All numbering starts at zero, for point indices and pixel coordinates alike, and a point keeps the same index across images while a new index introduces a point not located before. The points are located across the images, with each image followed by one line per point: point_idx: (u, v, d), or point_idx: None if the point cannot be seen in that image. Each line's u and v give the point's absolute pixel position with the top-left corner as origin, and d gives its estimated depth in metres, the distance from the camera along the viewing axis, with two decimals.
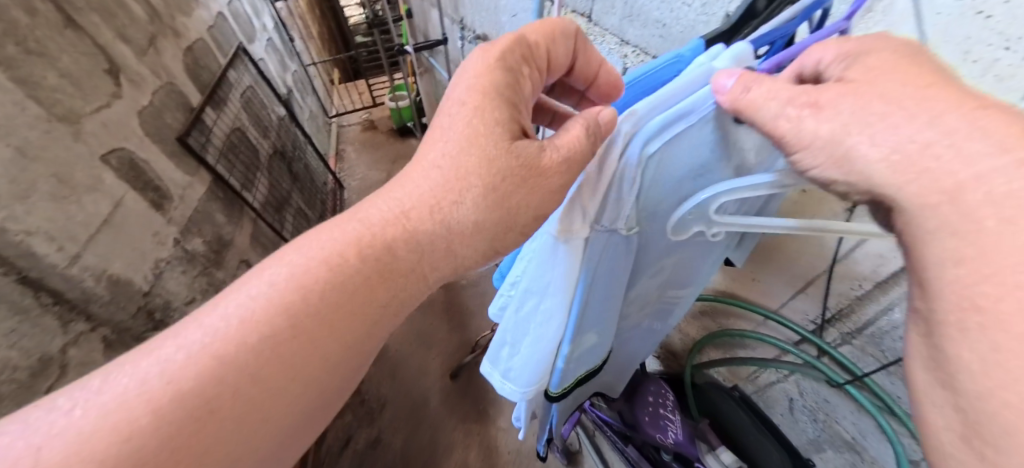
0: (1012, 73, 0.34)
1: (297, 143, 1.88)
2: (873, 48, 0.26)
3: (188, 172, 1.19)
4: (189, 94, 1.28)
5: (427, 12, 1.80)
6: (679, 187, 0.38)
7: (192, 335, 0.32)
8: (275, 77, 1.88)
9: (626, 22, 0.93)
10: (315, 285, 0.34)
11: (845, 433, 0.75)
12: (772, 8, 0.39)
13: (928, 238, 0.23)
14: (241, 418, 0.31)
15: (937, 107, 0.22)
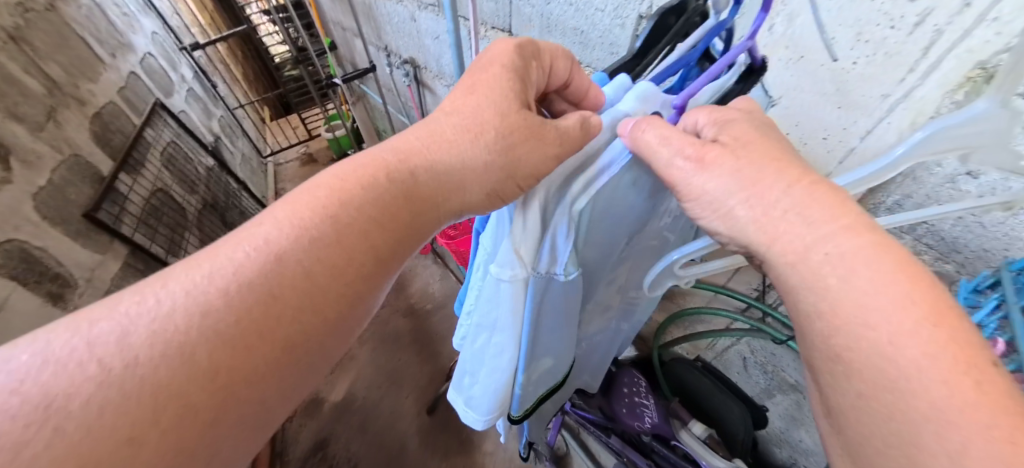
0: (895, 48, 0.43)
1: (230, 191, 1.76)
2: (736, 117, 0.32)
3: (99, 249, 1.11)
4: (99, 164, 1.20)
5: (353, 40, 1.87)
6: (611, 221, 0.43)
7: (203, 272, 0.30)
8: (199, 127, 1.78)
9: (544, 32, 0.96)
10: (307, 221, 0.33)
11: (790, 379, 0.78)
12: (679, 26, 0.43)
13: (789, 266, 0.28)
14: (239, 364, 0.28)
15: (776, 177, 0.29)
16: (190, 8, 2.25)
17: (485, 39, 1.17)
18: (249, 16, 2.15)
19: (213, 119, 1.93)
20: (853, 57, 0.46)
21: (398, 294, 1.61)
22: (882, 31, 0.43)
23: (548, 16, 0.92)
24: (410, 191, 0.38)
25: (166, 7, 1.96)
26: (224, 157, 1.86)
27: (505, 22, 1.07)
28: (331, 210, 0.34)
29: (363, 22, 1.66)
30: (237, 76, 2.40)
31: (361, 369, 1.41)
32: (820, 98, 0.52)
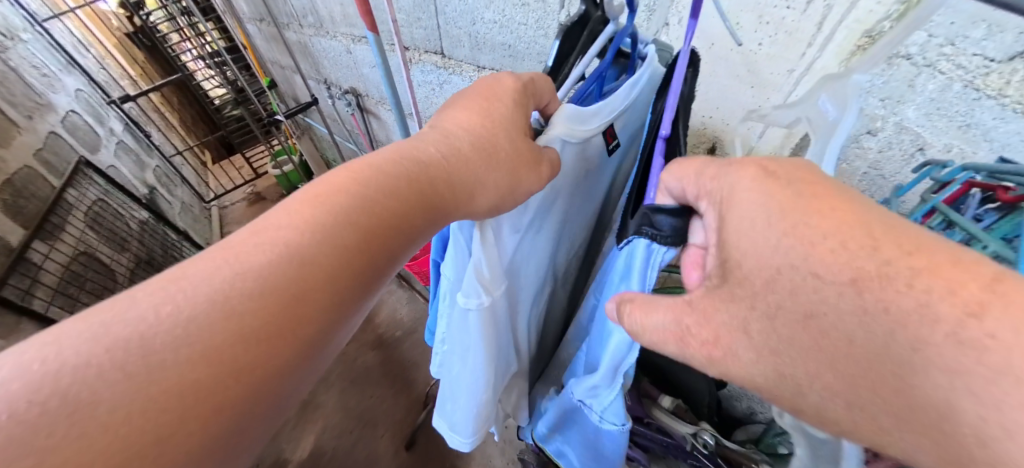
0: (796, 26, 0.47)
1: (169, 244, 1.61)
2: (749, 189, 0.23)
3: (8, 331, 0.97)
4: (7, 234, 1.07)
5: (291, 75, 1.84)
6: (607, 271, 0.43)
7: (214, 253, 0.26)
8: (130, 181, 1.69)
9: (475, 52, 0.86)
10: (320, 213, 0.29)
11: None
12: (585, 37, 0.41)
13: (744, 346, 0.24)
14: (250, 359, 0.24)
15: (809, 260, 0.20)
16: (117, 60, 2.15)
17: (419, 63, 1.06)
18: (182, 63, 2.07)
19: (147, 170, 1.84)
20: (758, 39, 0.52)
21: (364, 327, 1.54)
22: (779, 12, 0.48)
23: (476, 35, 0.83)
24: (416, 186, 0.33)
25: (89, 62, 1.86)
26: (162, 207, 1.76)
27: (435, 45, 0.96)
28: (335, 204, 0.30)
29: (300, 58, 1.64)
30: (175, 124, 2.29)
31: (332, 413, 1.33)
32: (735, 80, 0.57)
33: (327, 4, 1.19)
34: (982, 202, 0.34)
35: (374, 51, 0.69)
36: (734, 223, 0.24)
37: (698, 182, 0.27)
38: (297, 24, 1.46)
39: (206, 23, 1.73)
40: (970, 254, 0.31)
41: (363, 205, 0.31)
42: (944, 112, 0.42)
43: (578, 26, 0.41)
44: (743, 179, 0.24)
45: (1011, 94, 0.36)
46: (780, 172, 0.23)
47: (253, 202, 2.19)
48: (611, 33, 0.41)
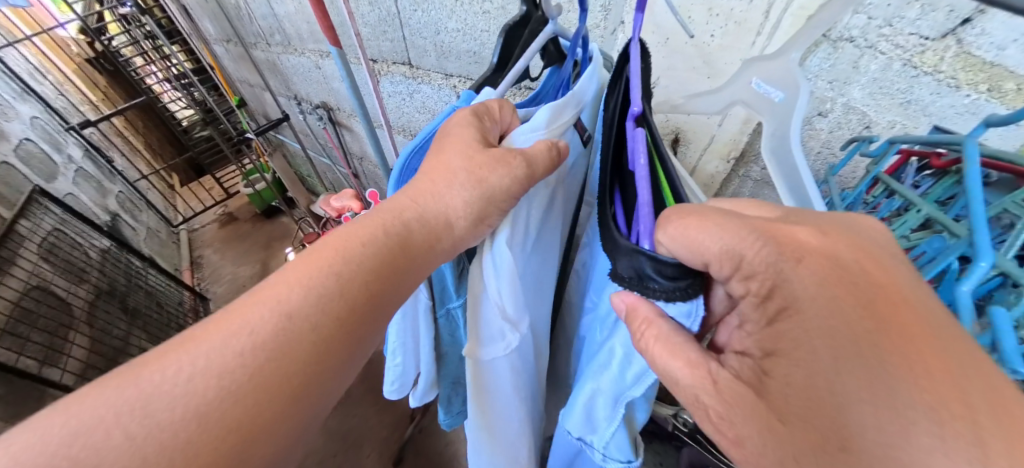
0: (745, 17, 0.47)
1: (134, 272, 1.46)
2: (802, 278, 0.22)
3: None
4: None
5: (261, 93, 1.82)
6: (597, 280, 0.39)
7: (223, 327, 0.29)
8: (90, 209, 1.62)
9: (442, 60, 0.86)
10: (343, 259, 0.33)
11: None
12: (528, 36, 0.39)
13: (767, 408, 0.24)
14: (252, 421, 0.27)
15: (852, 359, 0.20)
16: (76, 85, 2.07)
17: (388, 74, 1.04)
18: (147, 86, 2.01)
19: (109, 196, 1.76)
20: (710, 31, 0.50)
21: None
22: (729, 4, 0.47)
23: (441, 45, 0.83)
24: (403, 236, 0.35)
25: (45, 88, 1.79)
26: (125, 234, 1.69)
27: (402, 56, 0.96)
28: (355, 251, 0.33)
29: (269, 76, 1.62)
30: (139, 148, 2.21)
31: (313, 437, 1.28)
32: (692, 71, 0.55)
33: (292, 21, 1.18)
34: (919, 169, 0.36)
35: (337, 65, 0.65)
36: (797, 328, 0.22)
37: (727, 254, 0.24)
38: (264, 42, 1.45)
39: (170, 46, 1.69)
40: (907, 218, 0.33)
41: (375, 250, 0.34)
42: (886, 91, 0.44)
43: (517, 27, 0.40)
44: (807, 281, 0.22)
45: (946, 70, 0.39)
46: (847, 262, 0.22)
47: (227, 223, 2.16)
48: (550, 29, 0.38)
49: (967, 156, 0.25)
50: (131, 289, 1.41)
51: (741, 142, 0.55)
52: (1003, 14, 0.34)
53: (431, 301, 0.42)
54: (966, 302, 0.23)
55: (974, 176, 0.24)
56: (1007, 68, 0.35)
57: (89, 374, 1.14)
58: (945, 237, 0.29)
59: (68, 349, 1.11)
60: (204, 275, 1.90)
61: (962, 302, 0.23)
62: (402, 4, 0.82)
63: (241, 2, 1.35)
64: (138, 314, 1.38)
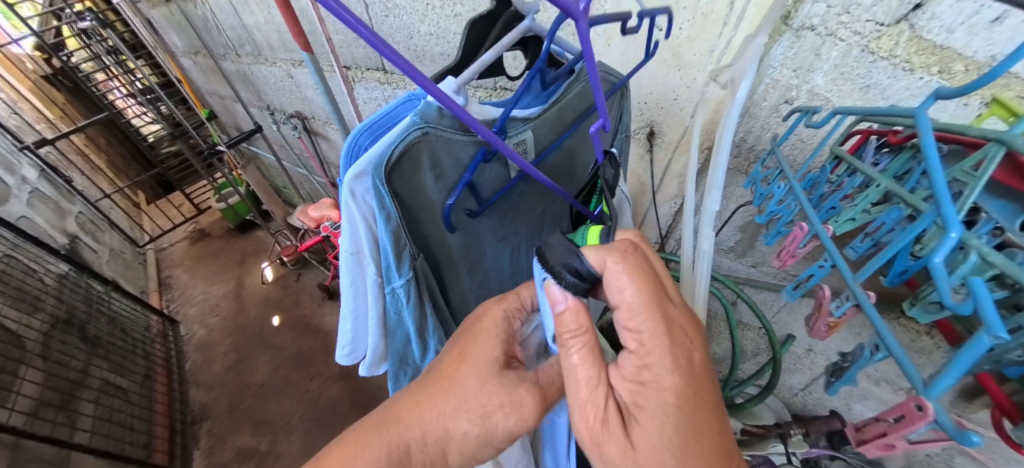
0: (710, 9, 0.47)
1: (95, 297, 1.36)
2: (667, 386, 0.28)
3: None
4: None
5: (233, 105, 1.77)
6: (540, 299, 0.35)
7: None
8: (47, 232, 1.51)
9: (415, 64, 0.85)
10: (428, 419, 0.34)
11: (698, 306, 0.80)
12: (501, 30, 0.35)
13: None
14: None
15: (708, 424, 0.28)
16: (32, 103, 1.95)
17: (362, 80, 1.03)
18: (109, 102, 1.92)
19: (67, 218, 1.64)
20: (678, 24, 0.50)
21: (329, 358, 1.45)
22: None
23: (413, 48, 0.82)
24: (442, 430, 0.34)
25: None
26: (85, 257, 1.59)
27: (375, 62, 0.94)
28: (441, 413, 0.34)
29: (240, 88, 1.58)
30: (102, 167, 2.10)
31: (294, 461, 1.21)
32: (661, 65, 0.55)
33: (262, 31, 1.16)
34: (879, 148, 0.37)
35: (309, 71, 0.63)
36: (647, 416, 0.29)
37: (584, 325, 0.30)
38: (233, 53, 1.41)
39: (133, 60, 1.62)
40: (868, 192, 0.32)
41: (452, 399, 0.34)
42: (847, 77, 0.47)
43: (485, 20, 0.35)
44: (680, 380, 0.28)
45: (900, 54, 0.42)
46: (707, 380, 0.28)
47: (198, 241, 2.08)
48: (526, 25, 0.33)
49: (920, 128, 0.25)
50: (91, 317, 1.30)
51: (714, 132, 0.56)
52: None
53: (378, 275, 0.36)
54: (942, 278, 0.21)
55: (929, 147, 0.23)
56: (956, 50, 0.39)
57: (41, 412, 1.00)
58: (902, 208, 0.29)
59: (18, 386, 0.97)
60: (173, 296, 1.80)
61: (936, 274, 0.21)
62: (373, 9, 0.81)
63: (208, 14, 1.31)
64: (98, 344, 1.26)
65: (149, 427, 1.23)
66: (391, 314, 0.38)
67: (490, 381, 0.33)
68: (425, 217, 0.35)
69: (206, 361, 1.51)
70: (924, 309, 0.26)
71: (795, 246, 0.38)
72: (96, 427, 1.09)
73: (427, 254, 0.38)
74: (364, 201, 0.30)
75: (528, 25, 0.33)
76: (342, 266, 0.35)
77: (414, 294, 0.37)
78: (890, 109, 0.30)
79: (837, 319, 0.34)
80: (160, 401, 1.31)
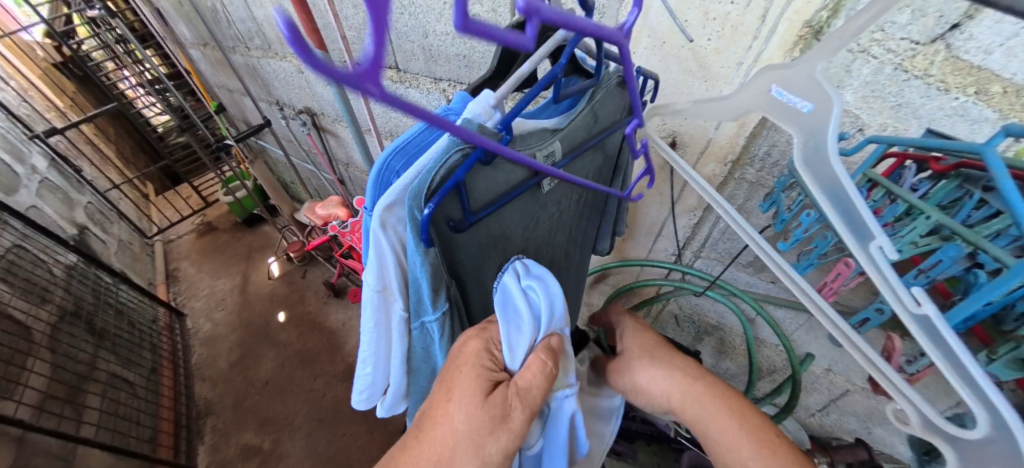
0: (739, 21, 0.45)
1: (102, 289, 1.37)
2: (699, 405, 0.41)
3: None
4: None
5: (241, 98, 1.76)
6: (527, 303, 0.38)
7: None
8: (56, 222, 1.51)
9: (430, 64, 0.84)
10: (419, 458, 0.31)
11: (712, 320, 0.78)
12: None
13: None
14: None
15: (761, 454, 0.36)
16: (42, 91, 1.95)
17: None
18: (119, 91, 1.92)
19: (77, 208, 1.65)
20: (706, 35, 0.48)
21: (335, 356, 1.46)
22: (724, 7, 0.45)
23: (428, 48, 0.81)
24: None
25: (6, 94, 1.68)
26: (94, 248, 1.60)
27: (388, 60, 0.93)
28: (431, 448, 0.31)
29: (249, 81, 1.57)
30: (111, 157, 2.10)
31: (298, 460, 1.21)
32: (686, 75, 0.53)
33: (273, 25, 1.15)
34: (916, 171, 0.36)
35: (323, 70, 0.62)
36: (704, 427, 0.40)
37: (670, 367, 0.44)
38: (243, 46, 1.40)
39: (142, 50, 1.61)
40: (915, 225, 0.31)
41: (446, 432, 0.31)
42: (878, 95, 0.45)
43: (518, 37, 0.34)
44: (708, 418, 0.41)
45: (935, 73, 0.41)
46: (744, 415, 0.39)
47: (205, 234, 2.09)
48: (563, 34, 0.32)
49: (993, 168, 0.25)
50: (99, 308, 1.30)
51: (738, 146, 0.55)
52: (989, 20, 0.36)
53: (405, 312, 0.36)
54: None
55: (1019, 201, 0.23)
56: (994, 71, 0.38)
57: (47, 405, 1.00)
58: (959, 245, 0.29)
59: (25, 379, 0.97)
60: (180, 289, 1.81)
61: None
62: None
63: (218, 6, 1.30)
64: (105, 336, 1.27)
65: (154, 421, 1.24)
66: (417, 350, 0.39)
67: (487, 411, 0.31)
68: (454, 250, 0.36)
69: (212, 355, 1.52)
70: (1008, 367, 0.30)
71: (840, 282, 0.39)
72: (102, 420, 1.10)
73: (457, 283, 0.39)
74: (394, 229, 0.30)
75: (563, 35, 0.31)
76: (365, 304, 0.34)
77: (445, 331, 0.38)
78: (947, 142, 0.29)
79: (912, 375, 0.36)
80: (166, 395, 1.32)
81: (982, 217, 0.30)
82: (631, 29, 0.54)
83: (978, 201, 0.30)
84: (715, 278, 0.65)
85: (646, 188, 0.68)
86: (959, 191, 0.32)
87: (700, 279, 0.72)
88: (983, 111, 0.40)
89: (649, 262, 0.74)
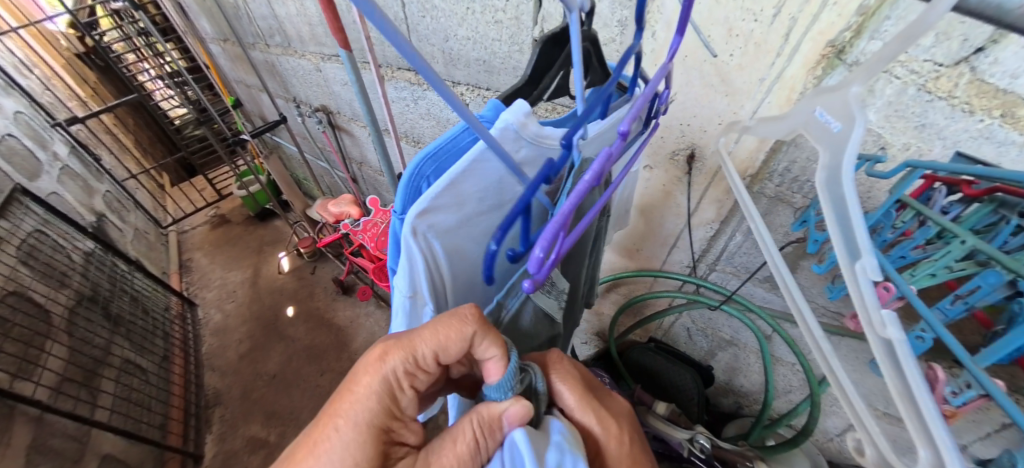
0: (762, 39, 0.45)
1: (118, 276, 1.39)
2: None
3: None
4: None
5: (258, 93, 1.79)
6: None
7: None
8: (75, 209, 1.54)
9: (450, 67, 0.85)
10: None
11: (725, 335, 0.78)
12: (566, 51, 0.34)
13: None
14: None
15: None
16: (64, 80, 1.99)
17: (392, 80, 1.02)
18: (140, 83, 1.95)
19: (95, 196, 1.68)
20: (729, 51, 0.48)
21: (341, 354, 1.48)
22: (747, 25, 0.45)
23: (449, 52, 0.81)
24: None
25: (31, 82, 1.72)
26: (110, 236, 1.63)
27: (408, 62, 0.94)
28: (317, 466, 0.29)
29: (267, 78, 1.60)
30: (129, 147, 2.14)
31: None
32: (708, 89, 0.53)
33: (294, 24, 1.16)
34: (946, 194, 0.36)
35: (345, 70, 0.61)
36: None
37: None
38: (263, 43, 1.42)
39: (165, 44, 1.64)
40: (950, 248, 0.31)
41: None
42: (901, 114, 0.45)
43: (556, 44, 0.33)
44: None
45: (959, 96, 0.41)
46: None
47: (218, 226, 2.12)
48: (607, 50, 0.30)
49: None
50: (114, 294, 1.33)
51: (758, 161, 0.55)
52: (1015, 46, 0.36)
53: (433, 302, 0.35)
54: None
55: None
56: (1021, 95, 0.38)
57: (65, 387, 1.02)
58: (1000, 272, 0.28)
59: (44, 361, 0.99)
60: (190, 281, 1.83)
61: None
62: (411, 10, 0.81)
63: (241, 3, 1.32)
64: (120, 322, 1.29)
65: (161, 408, 1.25)
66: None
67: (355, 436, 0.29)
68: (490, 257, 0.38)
69: (221, 347, 1.54)
70: None
71: None
72: (116, 405, 1.12)
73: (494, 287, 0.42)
74: (424, 235, 0.28)
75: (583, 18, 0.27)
76: (396, 305, 0.34)
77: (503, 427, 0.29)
78: (990, 170, 0.28)
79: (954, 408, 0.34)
80: (177, 383, 1.35)
81: (1019, 244, 0.30)
82: (654, 40, 0.54)
83: (1016, 227, 0.31)
84: (734, 294, 0.67)
85: (664, 200, 0.68)
86: (993, 216, 0.32)
87: (718, 294, 0.72)
88: (1009, 134, 0.40)
89: (666, 274, 0.74)
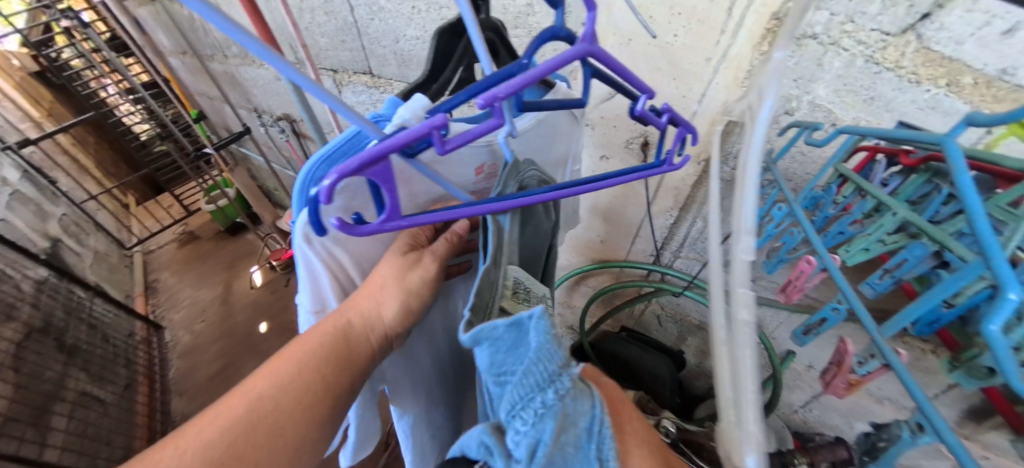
0: (706, 16, 0.44)
1: (74, 304, 1.33)
2: None
3: None
4: None
5: (222, 105, 1.73)
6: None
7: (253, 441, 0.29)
8: (26, 236, 1.47)
9: (403, 68, 0.82)
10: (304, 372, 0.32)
11: (694, 321, 0.78)
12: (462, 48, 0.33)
13: None
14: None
15: None
16: (16, 101, 1.91)
17: (350, 84, 0.99)
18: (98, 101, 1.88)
19: (50, 220, 1.61)
20: (673, 31, 0.47)
21: None
22: (690, 2, 0.44)
23: (401, 53, 0.79)
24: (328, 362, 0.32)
25: None
26: (66, 261, 1.56)
27: (362, 65, 0.91)
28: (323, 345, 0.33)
29: (228, 89, 1.55)
30: (88, 167, 2.07)
31: None
32: (657, 73, 0.52)
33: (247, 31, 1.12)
34: (886, 166, 0.35)
35: None
36: None
37: None
38: (220, 54, 1.37)
39: (118, 59, 1.58)
40: (884, 221, 0.30)
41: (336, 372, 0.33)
42: (851, 88, 0.44)
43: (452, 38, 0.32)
44: None
45: (906, 65, 0.40)
46: None
47: (187, 243, 2.06)
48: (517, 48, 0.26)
49: (953, 162, 0.23)
50: (69, 324, 1.27)
51: (711, 144, 0.54)
52: (961, 9, 0.35)
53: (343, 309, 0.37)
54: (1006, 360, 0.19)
55: (971, 189, 0.21)
56: (966, 63, 0.37)
57: (9, 428, 0.97)
58: (925, 244, 0.27)
59: None
60: (158, 302, 1.77)
61: (998, 349, 0.19)
62: (359, 12, 0.78)
63: (194, 13, 1.27)
64: (76, 352, 1.24)
65: (121, 440, 1.20)
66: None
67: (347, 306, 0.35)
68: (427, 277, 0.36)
69: (191, 367, 1.49)
70: (968, 375, 0.28)
71: (803, 280, 0.36)
72: (69, 442, 1.07)
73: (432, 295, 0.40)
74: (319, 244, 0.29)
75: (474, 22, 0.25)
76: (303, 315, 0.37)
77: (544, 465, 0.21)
78: (916, 133, 0.27)
79: (859, 377, 0.33)
80: (141, 411, 1.30)
81: (950, 214, 0.29)
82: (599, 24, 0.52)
83: (947, 197, 0.29)
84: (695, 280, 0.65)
85: (622, 190, 0.66)
86: (928, 186, 0.31)
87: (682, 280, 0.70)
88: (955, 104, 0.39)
89: (631, 263, 0.72)
